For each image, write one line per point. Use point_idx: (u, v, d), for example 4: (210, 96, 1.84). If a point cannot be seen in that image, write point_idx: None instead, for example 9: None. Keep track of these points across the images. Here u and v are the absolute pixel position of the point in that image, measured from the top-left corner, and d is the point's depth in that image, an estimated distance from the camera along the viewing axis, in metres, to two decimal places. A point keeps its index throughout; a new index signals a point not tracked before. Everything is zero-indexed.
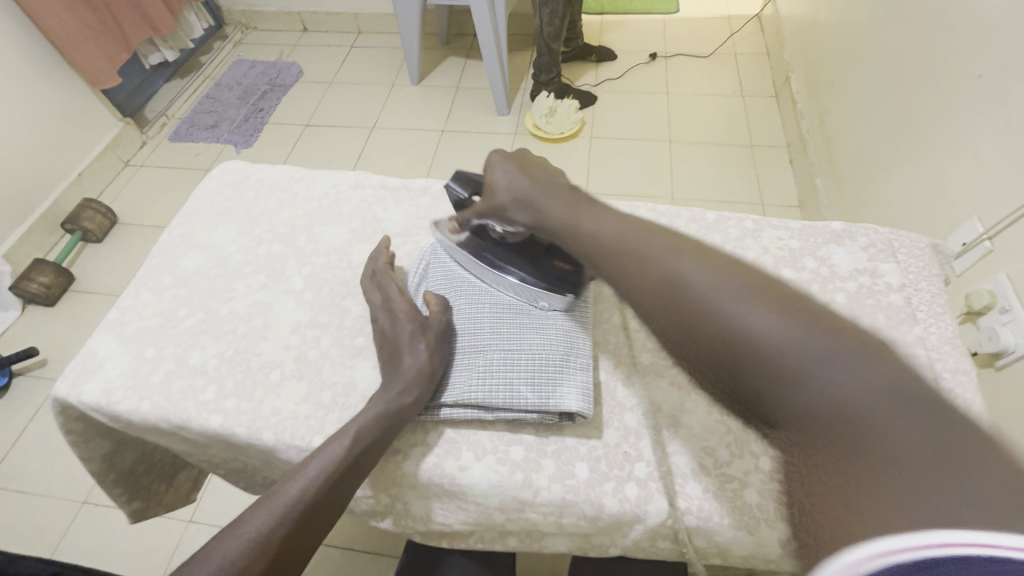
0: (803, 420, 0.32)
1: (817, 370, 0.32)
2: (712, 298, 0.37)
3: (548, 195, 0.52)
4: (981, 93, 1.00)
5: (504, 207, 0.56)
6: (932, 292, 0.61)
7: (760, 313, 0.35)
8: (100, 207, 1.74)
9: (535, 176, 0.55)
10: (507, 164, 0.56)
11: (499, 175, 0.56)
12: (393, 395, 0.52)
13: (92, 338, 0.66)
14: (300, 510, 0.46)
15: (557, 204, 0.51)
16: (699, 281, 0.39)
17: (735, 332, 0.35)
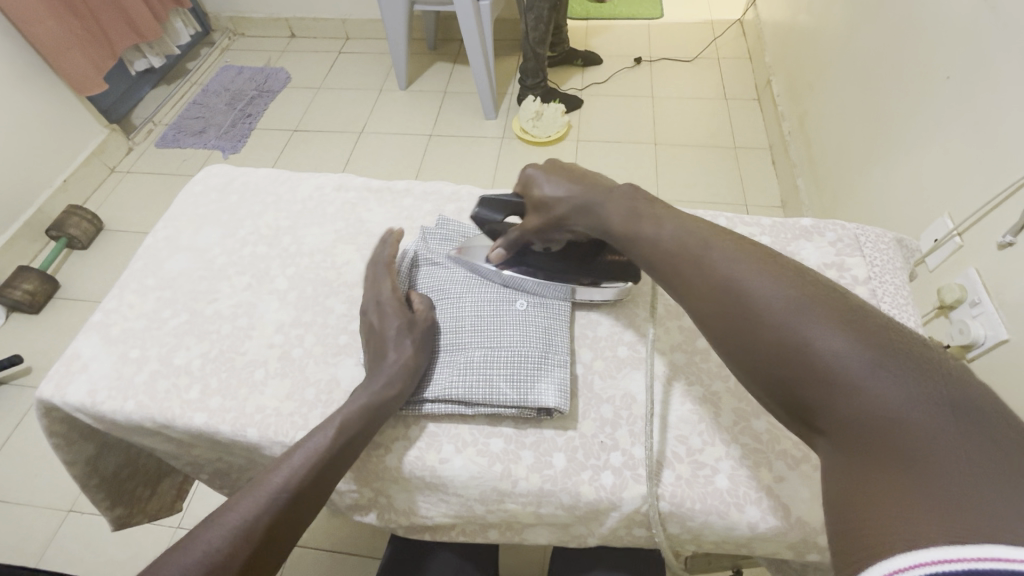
0: (862, 428, 0.34)
1: (876, 383, 0.34)
2: (781, 315, 0.39)
3: (608, 203, 0.55)
4: (950, 94, 1.04)
5: (562, 218, 0.58)
6: (896, 284, 0.64)
7: (830, 331, 0.37)
8: (86, 213, 1.73)
9: (586, 184, 0.57)
10: (553, 177, 0.58)
11: (548, 187, 0.58)
12: (377, 389, 0.54)
13: (76, 341, 0.67)
14: (284, 499, 0.47)
15: (616, 211, 0.54)
16: (766, 294, 0.40)
17: (801, 345, 0.37)
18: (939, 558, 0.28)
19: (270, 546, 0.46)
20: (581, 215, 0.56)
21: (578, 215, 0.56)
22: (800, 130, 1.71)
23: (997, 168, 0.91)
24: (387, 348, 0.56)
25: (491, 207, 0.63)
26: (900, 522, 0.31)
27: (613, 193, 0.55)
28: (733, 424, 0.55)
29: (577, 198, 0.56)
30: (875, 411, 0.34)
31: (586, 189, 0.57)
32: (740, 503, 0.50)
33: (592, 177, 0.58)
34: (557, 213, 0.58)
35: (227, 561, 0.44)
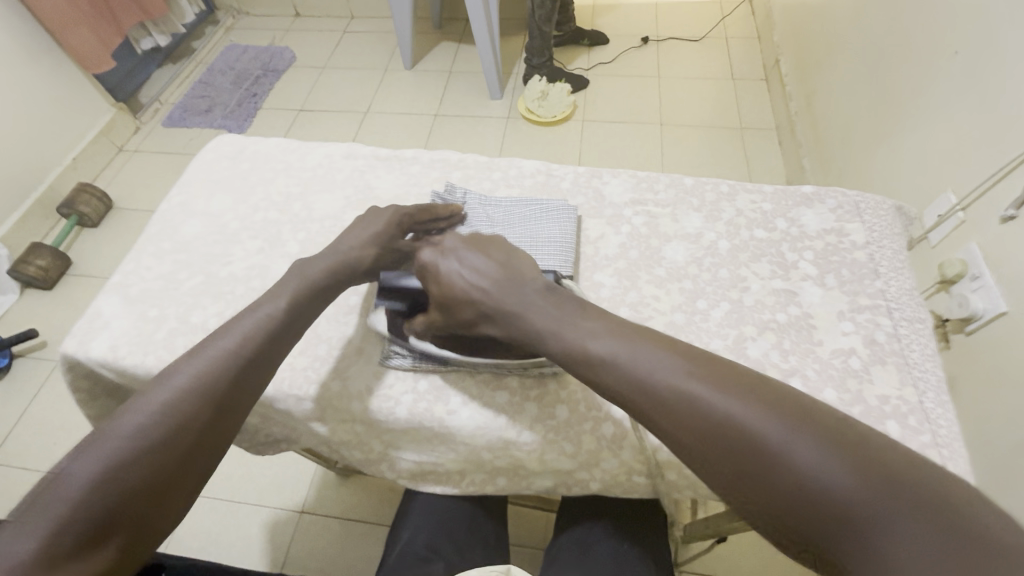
0: (731, 455, 0.39)
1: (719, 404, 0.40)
2: (633, 363, 0.44)
3: (525, 307, 0.50)
4: (959, 69, 1.03)
5: (473, 319, 0.52)
6: (894, 249, 0.65)
7: (666, 364, 0.43)
8: (95, 191, 1.76)
9: (501, 271, 0.53)
10: (462, 277, 0.52)
11: (458, 279, 0.52)
12: (322, 269, 0.58)
13: (97, 300, 0.69)
14: (236, 365, 0.49)
15: (538, 313, 0.50)
16: (615, 351, 0.45)
17: (665, 394, 0.42)
18: None
19: (230, 407, 0.48)
20: (501, 320, 0.51)
21: (498, 319, 0.51)
22: (808, 110, 1.70)
23: (1000, 143, 0.91)
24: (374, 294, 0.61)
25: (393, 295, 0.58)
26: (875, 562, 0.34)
27: (528, 283, 0.52)
28: None
29: (495, 298, 0.51)
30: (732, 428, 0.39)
31: (507, 287, 0.51)
32: None
33: (505, 258, 0.54)
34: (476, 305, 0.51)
35: (189, 420, 0.45)
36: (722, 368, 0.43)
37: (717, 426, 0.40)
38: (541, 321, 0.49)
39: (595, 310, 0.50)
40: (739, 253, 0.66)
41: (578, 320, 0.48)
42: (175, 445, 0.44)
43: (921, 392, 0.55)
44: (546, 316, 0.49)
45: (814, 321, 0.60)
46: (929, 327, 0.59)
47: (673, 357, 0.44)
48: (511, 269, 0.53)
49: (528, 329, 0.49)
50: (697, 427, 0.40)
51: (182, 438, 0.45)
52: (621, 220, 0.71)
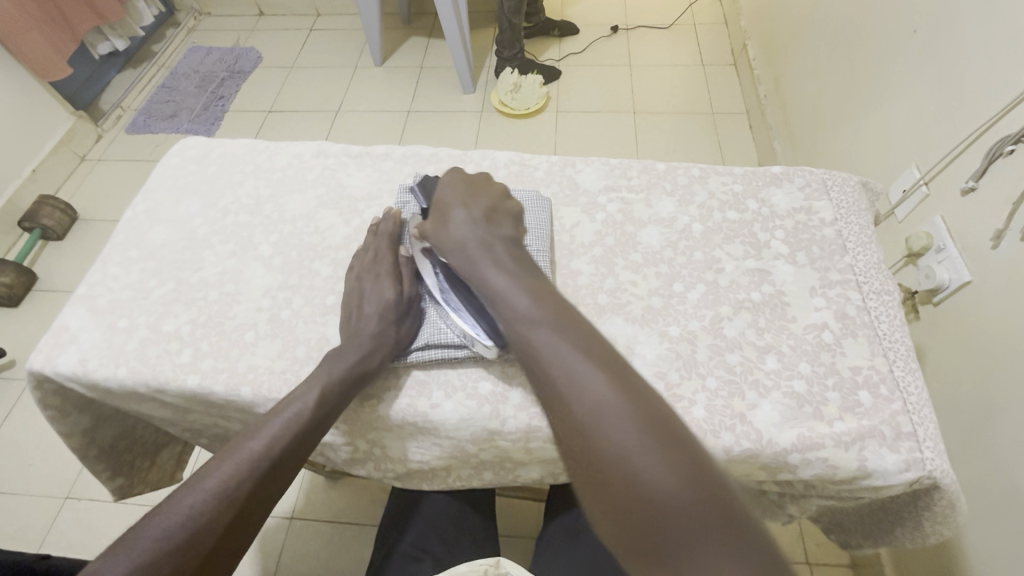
0: (581, 441, 0.42)
1: (587, 390, 0.44)
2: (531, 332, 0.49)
3: (482, 250, 0.56)
4: (918, 48, 1.06)
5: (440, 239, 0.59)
6: (861, 225, 0.66)
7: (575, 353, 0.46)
8: (59, 203, 1.70)
9: (481, 217, 0.59)
10: (460, 201, 0.61)
11: (448, 198, 0.61)
12: (357, 358, 0.55)
13: (63, 314, 0.67)
14: (265, 464, 0.50)
15: (499, 263, 0.55)
16: (512, 299, 0.52)
17: (547, 367, 0.46)
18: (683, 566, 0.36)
19: (252, 509, 0.49)
20: (448, 240, 0.58)
21: (445, 235, 0.59)
22: (776, 94, 1.73)
23: (958, 119, 0.94)
24: (371, 316, 0.58)
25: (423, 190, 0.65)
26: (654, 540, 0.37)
27: (496, 234, 0.59)
28: (709, 358, 0.58)
29: (458, 221, 0.59)
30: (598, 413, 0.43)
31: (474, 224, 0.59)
32: (715, 429, 0.53)
33: (497, 211, 0.61)
34: (443, 220, 0.60)
35: (211, 524, 0.46)
36: (612, 365, 0.46)
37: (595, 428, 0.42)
38: (471, 251, 0.57)
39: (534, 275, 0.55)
40: (712, 235, 0.67)
41: (496, 260, 0.56)
42: (195, 549, 0.45)
43: (891, 362, 0.56)
44: (476, 250, 0.56)
45: (787, 298, 0.61)
46: (896, 299, 0.60)
47: (580, 348, 0.47)
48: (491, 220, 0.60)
49: (456, 254, 0.57)
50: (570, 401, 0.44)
51: (203, 543, 0.46)
52: (597, 207, 0.71)
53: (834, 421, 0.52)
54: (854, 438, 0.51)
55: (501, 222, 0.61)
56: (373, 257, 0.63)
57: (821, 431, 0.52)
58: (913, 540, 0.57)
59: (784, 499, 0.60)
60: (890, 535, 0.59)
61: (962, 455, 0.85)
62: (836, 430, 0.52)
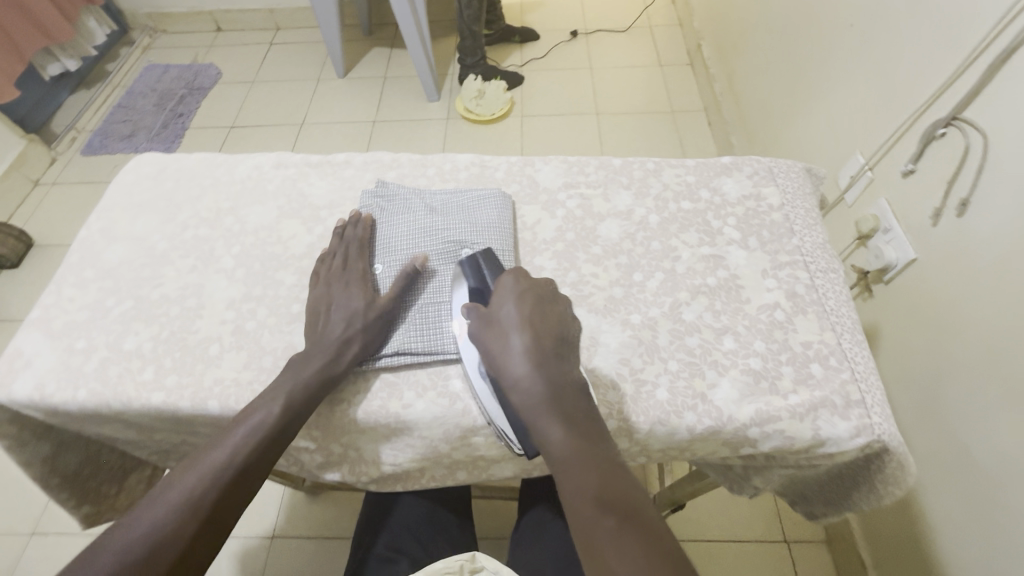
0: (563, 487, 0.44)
1: (562, 437, 0.46)
2: (562, 465, 0.45)
3: (552, 406, 0.47)
4: (855, 41, 1.12)
5: (504, 374, 0.49)
6: (806, 208, 0.70)
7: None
8: (13, 230, 1.64)
9: (549, 356, 0.49)
10: (522, 311, 0.51)
11: (504, 308, 0.52)
12: (319, 364, 0.55)
13: (17, 339, 0.65)
14: (229, 474, 0.50)
15: (564, 425, 0.46)
16: (524, 372, 0.48)
17: (526, 411, 0.47)
18: None
19: (219, 521, 0.49)
20: (502, 362, 0.49)
21: (500, 356, 0.49)
22: (730, 91, 1.79)
23: (896, 106, 0.99)
24: (337, 323, 0.58)
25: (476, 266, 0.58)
26: None
27: (560, 365, 0.49)
28: (670, 342, 0.60)
29: (515, 338, 0.49)
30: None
31: (535, 348, 0.49)
32: (678, 410, 0.55)
33: (564, 333, 0.52)
34: (503, 336, 0.50)
35: (174, 536, 0.46)
36: (581, 412, 0.48)
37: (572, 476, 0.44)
38: (527, 385, 0.48)
39: (559, 360, 0.50)
40: (668, 225, 0.69)
41: (563, 413, 0.47)
42: (158, 564, 0.45)
43: (839, 335, 0.59)
44: (532, 385, 0.48)
45: (740, 281, 0.64)
46: (841, 276, 0.64)
47: (555, 389, 0.48)
48: (557, 346, 0.50)
49: (506, 382, 0.49)
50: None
51: (165, 555, 0.45)
52: (556, 204, 0.73)
53: (789, 395, 0.55)
54: (808, 409, 0.54)
55: (567, 350, 0.51)
56: (336, 263, 0.64)
57: (777, 405, 0.54)
58: (871, 504, 0.59)
59: (748, 471, 0.62)
60: (851, 502, 0.61)
61: (917, 422, 0.90)
62: (791, 403, 0.54)
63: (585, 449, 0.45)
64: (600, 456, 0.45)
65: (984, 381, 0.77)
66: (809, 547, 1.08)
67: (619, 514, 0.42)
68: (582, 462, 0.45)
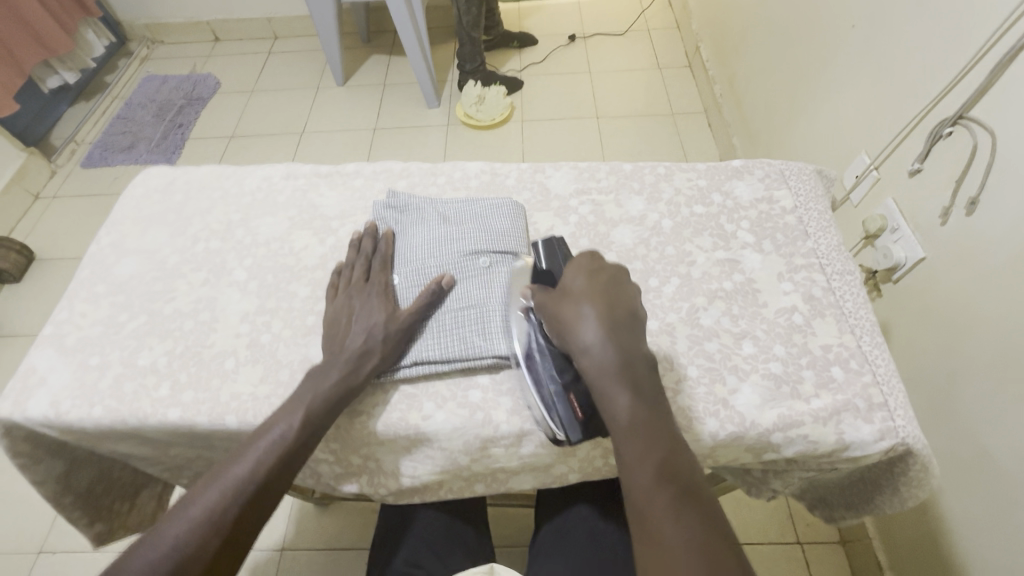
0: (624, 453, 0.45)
1: (629, 407, 0.46)
2: (626, 433, 0.45)
3: (619, 376, 0.47)
4: (858, 41, 1.12)
5: (571, 338, 0.50)
6: (819, 211, 0.70)
7: (694, 548, 0.39)
8: (14, 243, 1.63)
9: (619, 327, 0.50)
10: (597, 284, 0.52)
11: (578, 278, 0.53)
12: (340, 376, 0.55)
13: (29, 356, 0.65)
14: (250, 489, 0.49)
15: (632, 396, 0.47)
16: (596, 343, 0.48)
17: (593, 377, 0.48)
18: None
19: (239, 536, 0.48)
20: (573, 328, 0.50)
21: (573, 323, 0.50)
22: (731, 92, 1.80)
23: (902, 105, 1.00)
24: (357, 334, 0.58)
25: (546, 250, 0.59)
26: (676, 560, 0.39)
27: (630, 336, 0.50)
28: (689, 348, 0.59)
29: (589, 306, 0.50)
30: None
31: (609, 318, 0.50)
32: (700, 416, 0.55)
33: (632, 308, 0.52)
34: (574, 305, 0.51)
35: (197, 552, 0.46)
36: (648, 387, 0.48)
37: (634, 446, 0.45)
38: (597, 351, 0.48)
39: (629, 334, 0.50)
40: (682, 230, 0.69)
41: (631, 382, 0.47)
42: None
43: (858, 338, 0.59)
44: (604, 351, 0.48)
45: (756, 285, 0.64)
46: (858, 278, 0.64)
47: (624, 360, 0.48)
48: (629, 320, 0.51)
49: (574, 348, 0.50)
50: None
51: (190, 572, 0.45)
52: (569, 210, 0.73)
53: (811, 399, 0.55)
54: (831, 413, 0.54)
55: (635, 325, 0.52)
56: (355, 275, 0.64)
57: (799, 409, 0.54)
58: (893, 507, 0.59)
59: (767, 475, 0.62)
60: (871, 504, 0.61)
61: (931, 421, 0.89)
62: (813, 407, 0.54)
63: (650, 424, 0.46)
64: (663, 430, 0.46)
65: (999, 378, 0.76)
66: (824, 549, 1.07)
67: (679, 487, 0.42)
68: (646, 432, 0.45)
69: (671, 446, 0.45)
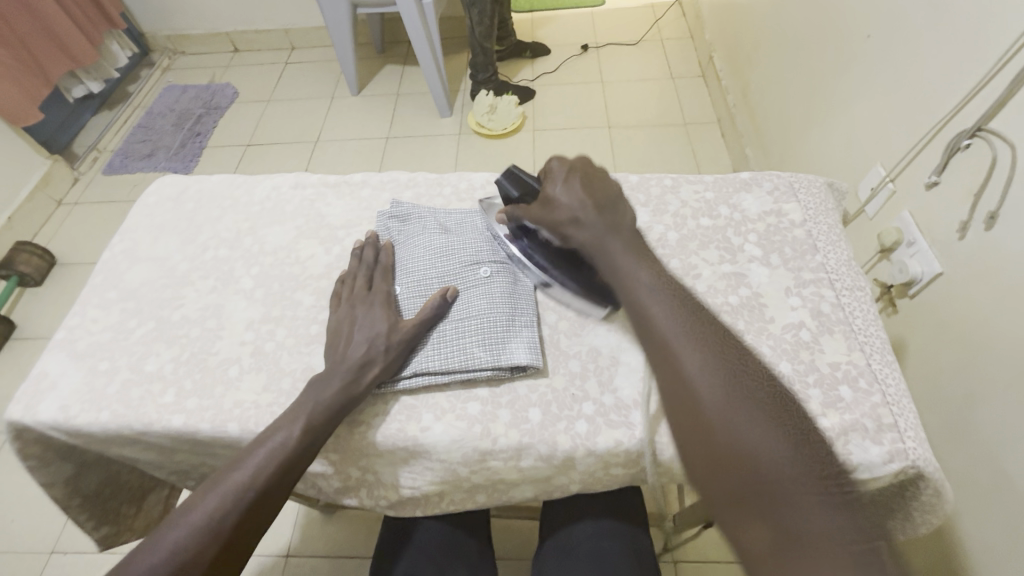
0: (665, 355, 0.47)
1: (658, 308, 0.48)
2: (660, 329, 0.48)
3: (618, 249, 0.52)
4: (873, 52, 1.11)
5: (568, 232, 0.55)
6: (829, 225, 0.69)
7: (780, 447, 0.41)
8: (36, 248, 1.67)
9: (604, 208, 0.55)
10: (575, 178, 0.56)
11: (556, 183, 0.57)
12: (341, 385, 0.55)
13: (41, 360, 0.66)
14: (249, 497, 0.49)
15: (639, 269, 0.51)
16: (591, 229, 0.53)
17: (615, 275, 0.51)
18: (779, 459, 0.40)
19: (237, 544, 0.49)
20: (565, 224, 0.55)
21: (563, 219, 0.55)
22: (744, 102, 1.78)
23: (918, 116, 0.98)
24: (359, 343, 0.58)
25: (511, 181, 0.61)
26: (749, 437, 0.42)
27: (615, 214, 0.55)
28: None
29: (572, 199, 0.55)
30: (790, 519, 0.38)
31: (592, 202, 0.54)
32: None
33: (610, 190, 0.56)
34: (559, 208, 0.55)
35: (196, 558, 0.46)
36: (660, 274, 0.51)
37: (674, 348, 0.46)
38: (592, 234, 0.53)
39: (617, 214, 0.55)
40: (688, 242, 0.69)
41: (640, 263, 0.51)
42: None
43: (868, 356, 0.58)
44: (597, 232, 0.53)
45: (763, 300, 0.62)
46: (869, 294, 0.62)
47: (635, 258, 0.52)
48: (610, 200, 0.55)
49: (572, 238, 0.55)
50: (758, 487, 0.40)
51: None
52: None
53: (818, 418, 0.53)
54: (838, 433, 0.52)
55: (617, 201, 0.56)
56: (360, 284, 0.64)
57: None
58: (906, 532, 0.57)
59: None
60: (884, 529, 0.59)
61: (946, 440, 0.87)
62: (820, 427, 0.53)
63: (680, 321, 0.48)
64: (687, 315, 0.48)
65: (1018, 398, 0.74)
66: None
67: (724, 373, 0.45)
68: (677, 325, 0.47)
69: (734, 354, 0.47)
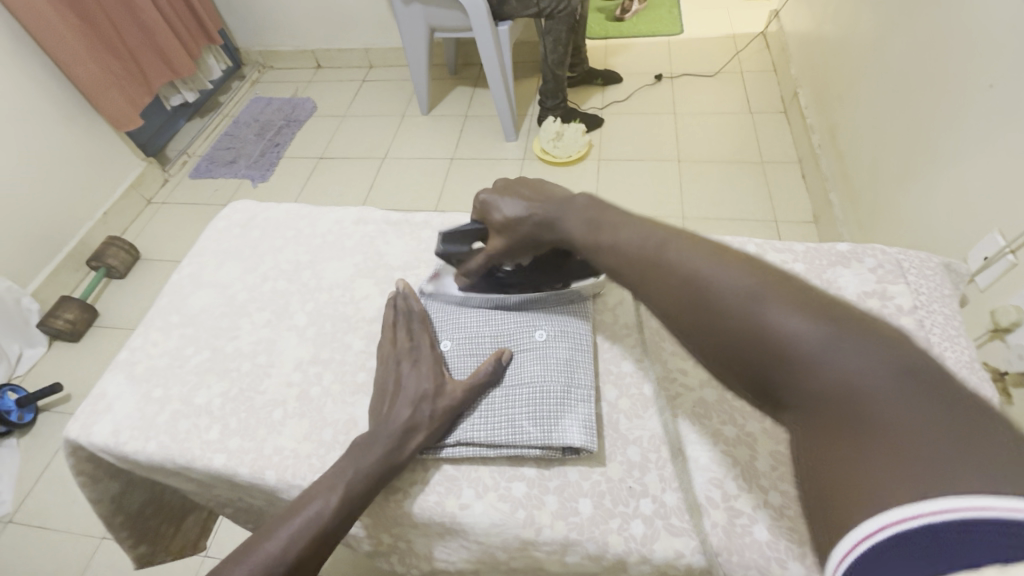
0: (654, 275, 0.45)
1: (639, 236, 0.48)
2: (651, 253, 0.46)
3: (566, 216, 0.54)
4: (994, 105, 0.98)
5: (528, 236, 0.58)
6: (945, 314, 0.59)
7: (795, 317, 0.37)
8: (124, 243, 1.80)
9: (540, 195, 0.58)
10: (511, 195, 0.59)
11: (495, 211, 0.60)
12: (383, 452, 0.52)
13: (103, 379, 0.68)
14: (281, 570, 0.46)
15: (577, 225, 0.53)
16: (542, 219, 0.56)
17: (587, 242, 0.52)
18: (809, 343, 0.36)
19: None
20: (522, 229, 0.58)
21: (517, 225, 0.58)
22: (831, 143, 1.66)
23: None
24: (403, 406, 0.54)
25: (452, 239, 0.64)
26: (758, 330, 0.38)
27: (550, 194, 0.57)
28: (771, 468, 0.51)
29: (515, 205, 0.58)
30: (834, 389, 0.34)
31: (529, 198, 0.58)
32: (783, 558, 0.46)
33: (532, 183, 0.60)
34: (508, 222, 0.58)
35: None
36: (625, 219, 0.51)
37: (663, 269, 0.44)
38: (545, 218, 0.56)
39: (554, 197, 0.57)
40: None
41: (589, 219, 0.52)
42: None
43: None
44: (547, 214, 0.56)
45: None
46: None
47: (585, 218, 0.53)
48: (539, 187, 0.59)
49: (534, 232, 0.57)
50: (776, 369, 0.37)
51: None
52: None
53: None
54: None
55: (546, 186, 0.59)
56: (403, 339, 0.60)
57: None
58: None
59: None
60: None
61: None
62: None
63: (658, 240, 0.46)
64: (670, 231, 0.47)
65: None
66: None
67: (711, 264, 0.42)
68: (653, 246, 0.46)
69: (720, 246, 0.44)
